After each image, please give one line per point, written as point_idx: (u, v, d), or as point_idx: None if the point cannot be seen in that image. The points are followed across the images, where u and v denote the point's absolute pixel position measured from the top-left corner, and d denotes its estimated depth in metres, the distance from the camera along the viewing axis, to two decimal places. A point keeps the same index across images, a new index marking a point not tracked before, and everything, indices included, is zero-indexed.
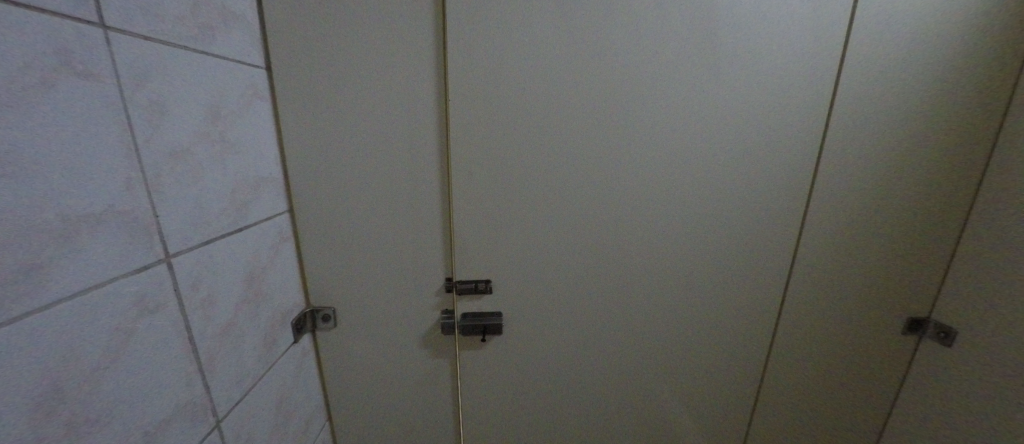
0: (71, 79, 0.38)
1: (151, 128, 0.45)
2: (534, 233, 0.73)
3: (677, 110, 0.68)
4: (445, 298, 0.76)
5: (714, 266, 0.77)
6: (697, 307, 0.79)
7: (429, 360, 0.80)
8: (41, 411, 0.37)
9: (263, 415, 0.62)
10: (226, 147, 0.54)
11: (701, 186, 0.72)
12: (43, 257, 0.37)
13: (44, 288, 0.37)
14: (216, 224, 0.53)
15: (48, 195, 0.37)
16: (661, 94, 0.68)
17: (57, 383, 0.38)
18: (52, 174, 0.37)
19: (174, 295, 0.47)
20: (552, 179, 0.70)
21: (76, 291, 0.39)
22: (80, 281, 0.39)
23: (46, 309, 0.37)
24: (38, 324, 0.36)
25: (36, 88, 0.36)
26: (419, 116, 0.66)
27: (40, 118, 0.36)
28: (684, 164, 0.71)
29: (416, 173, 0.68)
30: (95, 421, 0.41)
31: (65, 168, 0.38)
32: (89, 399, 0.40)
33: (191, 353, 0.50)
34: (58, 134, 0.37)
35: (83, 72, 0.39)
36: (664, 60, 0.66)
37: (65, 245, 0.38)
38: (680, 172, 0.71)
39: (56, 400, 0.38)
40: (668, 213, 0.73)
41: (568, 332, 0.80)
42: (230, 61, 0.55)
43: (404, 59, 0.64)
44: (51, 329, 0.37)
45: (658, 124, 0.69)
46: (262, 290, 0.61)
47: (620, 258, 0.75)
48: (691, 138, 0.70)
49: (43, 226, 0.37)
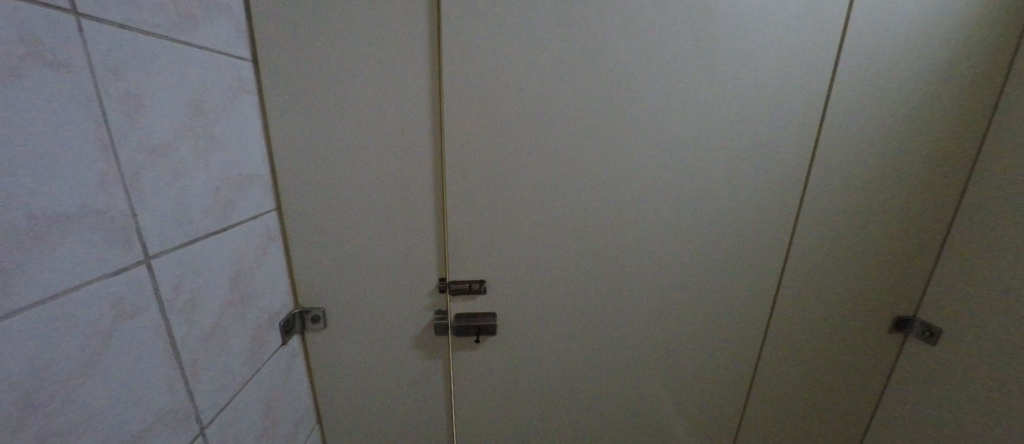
0: (38, 68, 0.36)
1: (129, 122, 0.42)
2: (529, 234, 0.72)
3: (675, 111, 0.68)
4: (438, 299, 0.74)
5: (709, 267, 0.77)
6: (691, 308, 0.80)
7: (422, 361, 0.78)
8: (11, 423, 0.35)
9: (250, 419, 0.60)
10: (210, 142, 0.52)
11: (696, 188, 0.72)
12: (12, 259, 0.34)
13: (12, 293, 0.34)
14: (200, 223, 0.50)
15: (14, 192, 0.34)
16: (659, 94, 0.67)
17: (27, 394, 0.35)
18: (20, 171, 0.35)
19: (155, 298, 0.45)
20: (547, 179, 0.69)
21: (48, 296, 0.36)
22: (50, 285, 0.36)
23: (16, 314, 0.34)
24: (6, 331, 0.34)
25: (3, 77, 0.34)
26: (412, 114, 0.64)
27: (6, 110, 0.34)
28: (681, 164, 0.71)
29: (409, 172, 0.67)
30: (70, 432, 0.38)
31: (31, 164, 0.35)
32: (64, 408, 0.38)
33: (174, 357, 0.47)
34: (26, 128, 0.35)
35: (53, 62, 0.37)
36: (661, 60, 0.65)
37: (36, 246, 0.36)
38: (676, 173, 0.71)
39: (27, 410, 0.35)
40: (664, 214, 0.73)
41: (562, 333, 0.79)
42: (213, 52, 0.52)
43: (397, 55, 0.62)
44: (20, 336, 0.35)
45: (655, 124, 0.68)
46: (248, 291, 0.59)
47: (617, 259, 0.75)
48: (687, 138, 0.69)
49: (10, 227, 0.34)
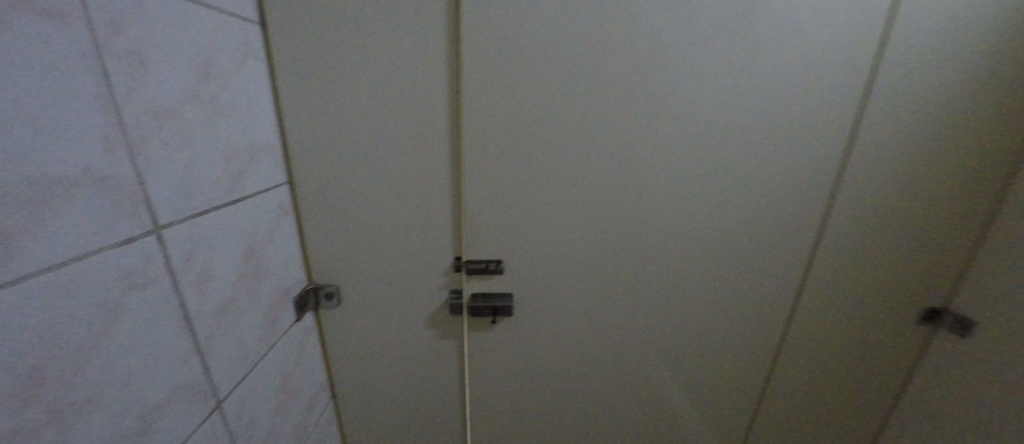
0: (33, 18, 0.30)
1: (133, 82, 0.37)
2: (545, 214, 0.69)
3: (711, 83, 0.63)
4: (453, 278, 0.72)
5: (734, 253, 0.74)
6: (711, 297, 0.77)
7: (435, 341, 0.77)
8: (20, 399, 0.31)
9: (266, 394, 0.60)
10: (219, 108, 0.48)
11: (726, 170, 0.68)
12: (12, 224, 0.30)
13: (11, 263, 0.30)
14: (210, 193, 0.47)
15: (10, 153, 0.30)
16: (695, 65, 0.62)
17: (33, 370, 0.32)
18: (17, 128, 0.30)
19: (166, 270, 0.42)
20: (567, 158, 0.66)
21: (49, 267, 0.32)
22: (54, 256, 0.32)
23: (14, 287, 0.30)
24: (11, 301, 0.30)
25: None
26: (427, 85, 0.61)
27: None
28: (712, 143, 0.66)
29: (424, 146, 0.63)
30: (83, 408, 0.35)
31: (27, 126, 0.30)
32: (75, 383, 0.35)
33: (188, 332, 0.45)
34: (23, 83, 0.30)
35: (50, 12, 0.31)
36: (698, 29, 0.60)
37: (36, 212, 0.31)
38: (708, 154, 0.67)
39: (36, 386, 0.32)
40: (692, 197, 0.69)
41: (578, 316, 0.77)
42: (218, 10, 0.48)
43: (411, 21, 0.58)
44: (25, 309, 0.31)
45: (688, 99, 0.64)
46: (260, 266, 0.58)
47: (638, 244, 0.72)
48: (723, 115, 0.65)
49: (9, 190, 0.29)
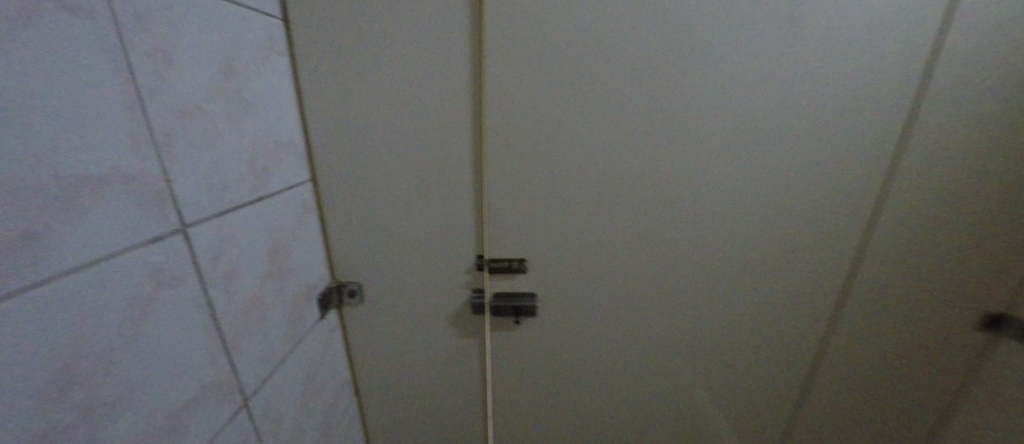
0: (56, 13, 0.30)
1: (158, 80, 0.37)
2: (571, 212, 0.66)
3: (752, 72, 0.58)
4: (475, 277, 0.71)
5: (774, 255, 0.69)
6: (748, 301, 0.72)
7: (458, 340, 0.76)
8: (52, 397, 0.31)
9: (291, 392, 0.60)
10: (243, 106, 0.48)
11: (767, 165, 0.63)
12: (41, 223, 0.30)
13: (41, 261, 0.30)
14: (235, 192, 0.47)
15: (38, 152, 0.29)
16: (734, 53, 0.58)
17: (65, 369, 0.32)
18: (45, 127, 0.30)
19: (193, 269, 0.42)
20: (594, 153, 0.63)
21: (79, 265, 0.32)
22: (82, 254, 0.32)
23: (44, 284, 0.30)
24: (40, 300, 0.30)
25: (15, 23, 0.28)
26: (449, 79, 0.59)
27: (26, 59, 0.29)
28: (752, 136, 0.61)
29: (446, 142, 0.62)
30: (114, 405, 0.35)
31: (57, 123, 0.30)
32: (106, 381, 0.35)
33: (215, 330, 0.46)
34: (48, 81, 0.30)
35: (73, 8, 0.31)
36: (737, 14, 0.56)
37: (64, 210, 0.31)
38: (747, 148, 0.62)
39: (68, 384, 0.32)
40: (729, 195, 0.65)
41: (605, 318, 0.74)
42: (241, 7, 0.48)
43: (432, 13, 0.56)
44: (55, 307, 0.31)
45: (726, 90, 0.59)
46: (285, 264, 0.58)
47: (669, 245, 0.68)
48: (765, 105, 0.60)
49: (37, 188, 0.29)
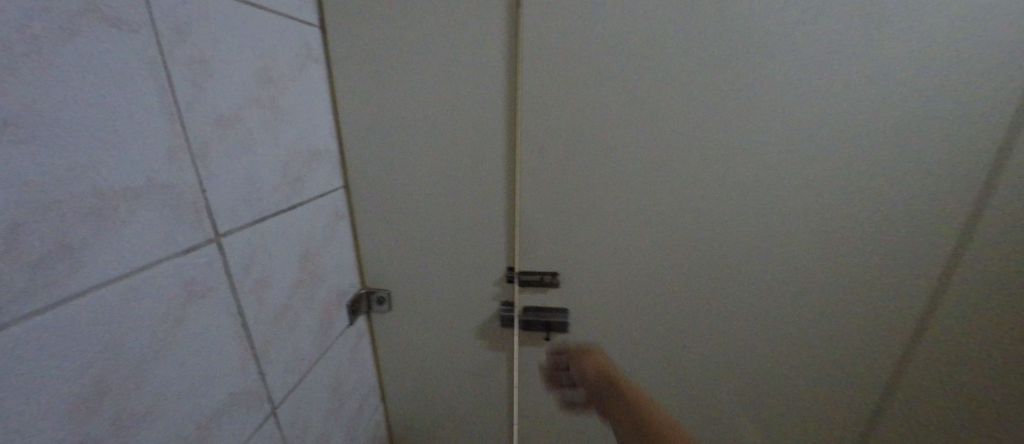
0: (97, 25, 0.30)
1: (196, 91, 0.37)
2: (608, 224, 0.62)
3: (818, 73, 0.53)
4: (505, 289, 0.68)
5: (835, 275, 0.62)
6: (804, 326, 0.65)
7: (485, 352, 0.74)
8: (82, 411, 0.31)
9: (318, 400, 0.60)
10: (278, 115, 0.48)
11: (832, 177, 0.57)
12: (77, 237, 0.29)
13: (77, 274, 0.29)
14: (269, 200, 0.47)
15: (78, 164, 0.29)
16: (798, 52, 0.52)
17: (96, 383, 0.31)
18: (85, 139, 0.29)
19: (226, 279, 0.42)
20: (635, 163, 0.59)
21: (114, 277, 0.32)
22: (117, 267, 0.32)
23: (79, 299, 0.30)
24: (75, 314, 0.29)
25: (58, 34, 0.27)
26: (484, 85, 0.57)
27: (68, 70, 0.28)
28: (816, 145, 0.55)
29: (478, 150, 0.60)
30: (144, 418, 0.35)
31: (95, 136, 0.30)
32: (136, 393, 0.34)
33: (247, 339, 0.45)
34: (89, 93, 0.29)
35: (114, 20, 0.30)
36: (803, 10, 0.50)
37: (100, 223, 0.31)
38: (810, 157, 0.56)
39: (99, 398, 0.31)
40: (786, 209, 0.59)
41: (641, 338, 0.70)
42: (279, 16, 0.47)
43: (469, 18, 0.54)
44: (90, 321, 0.30)
45: (787, 93, 0.54)
46: (317, 272, 0.57)
47: (714, 262, 0.63)
48: (832, 110, 0.54)
49: (74, 202, 0.29)
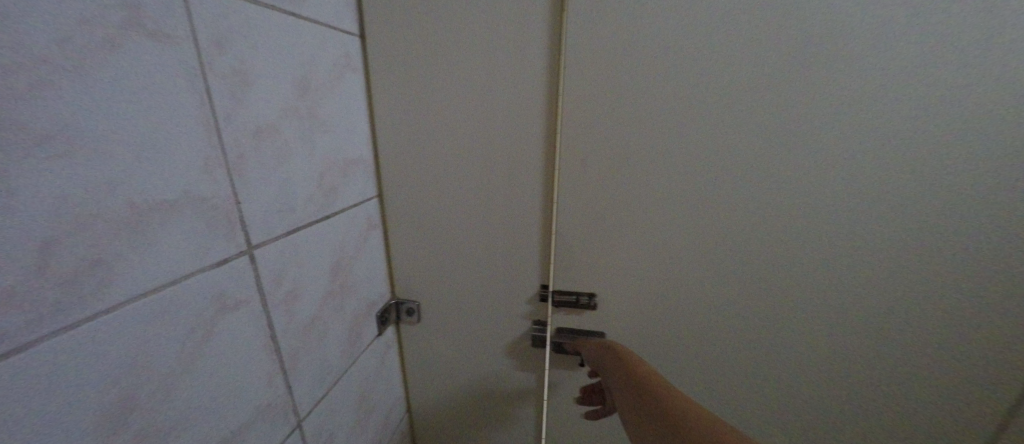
0: (138, 38, 0.29)
1: (234, 102, 0.37)
2: (653, 244, 0.58)
3: (913, 84, 0.45)
4: (538, 308, 0.65)
5: (921, 318, 0.53)
6: (877, 374, 0.57)
7: (515, 371, 0.71)
8: (108, 427, 0.30)
9: (344, 412, 0.59)
10: (315, 124, 0.47)
11: (921, 205, 0.49)
12: (110, 251, 0.29)
13: (109, 289, 0.29)
14: (303, 210, 0.46)
15: (113, 178, 0.28)
16: (887, 60, 0.45)
17: (122, 399, 0.30)
18: (121, 152, 0.29)
19: (256, 291, 0.41)
20: (685, 179, 0.54)
21: (146, 291, 0.31)
22: (148, 281, 0.31)
23: (110, 315, 0.29)
24: (103, 330, 0.29)
25: (99, 48, 0.27)
26: (523, 95, 0.54)
27: (108, 83, 0.28)
28: (904, 166, 0.48)
29: (515, 162, 0.57)
30: (170, 432, 0.34)
31: (131, 150, 0.29)
32: (162, 408, 0.33)
33: (275, 351, 0.45)
34: (126, 106, 0.29)
35: (154, 32, 0.30)
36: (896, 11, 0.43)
37: (135, 237, 0.30)
38: (890, 178, 0.49)
39: (125, 413, 0.31)
40: (862, 238, 0.51)
41: (685, 367, 0.64)
42: (319, 25, 0.47)
43: (509, 24, 0.51)
44: (119, 336, 0.30)
45: (869, 107, 0.47)
46: (347, 282, 0.57)
47: (772, 292, 0.57)
48: (927, 128, 0.46)
49: (109, 215, 0.28)
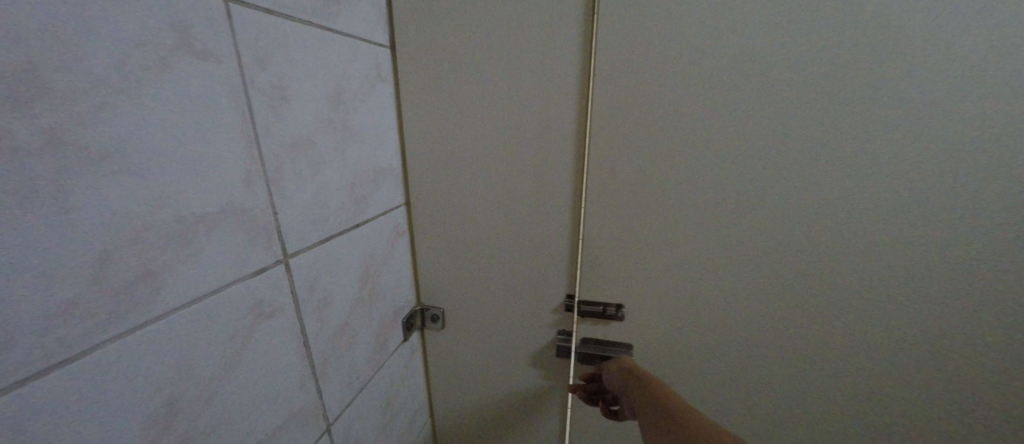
0: (188, 58, 0.31)
1: (274, 116, 0.38)
2: (684, 256, 0.56)
3: (973, 86, 0.42)
4: (563, 317, 0.64)
5: (979, 343, 0.49)
6: (930, 399, 0.53)
7: (538, 380, 0.70)
8: (155, 430, 0.31)
9: (371, 416, 0.60)
10: (348, 135, 0.48)
11: (984, 218, 0.45)
12: (159, 262, 0.30)
13: (157, 299, 0.30)
14: (335, 219, 0.48)
15: (163, 192, 0.30)
16: (943, 62, 0.42)
17: (168, 404, 0.32)
18: (170, 167, 0.30)
19: (291, 298, 0.42)
20: (718, 189, 0.52)
21: (191, 299, 0.32)
22: (193, 290, 0.32)
23: (158, 324, 0.30)
24: (151, 337, 0.30)
25: (154, 68, 0.28)
26: (552, 103, 0.53)
27: (161, 102, 0.29)
28: (961, 179, 0.44)
29: (542, 170, 0.57)
30: (209, 435, 0.35)
31: (178, 165, 0.31)
32: (203, 411, 0.34)
33: (307, 357, 0.46)
34: (175, 123, 0.30)
35: (202, 52, 0.31)
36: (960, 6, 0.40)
37: (182, 248, 0.31)
38: (950, 191, 0.45)
39: (170, 416, 0.32)
40: (917, 252, 0.48)
41: (716, 384, 0.62)
42: (353, 39, 0.48)
43: (539, 33, 0.51)
44: (165, 344, 0.31)
45: (924, 113, 0.44)
46: (375, 288, 0.58)
47: (812, 309, 0.54)
48: (994, 134, 0.43)
49: (159, 228, 0.30)
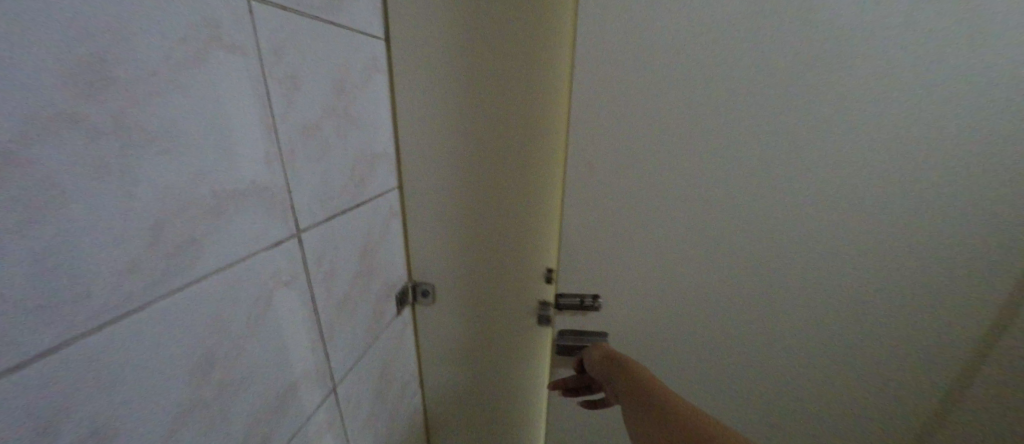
0: (218, 51, 0.34)
1: (286, 103, 0.42)
2: (653, 239, 0.60)
3: (895, 85, 0.48)
4: (544, 288, 0.71)
5: (898, 308, 0.57)
6: (859, 359, 0.61)
7: (522, 348, 0.77)
8: (198, 375, 0.36)
9: (369, 381, 0.65)
10: (348, 121, 0.52)
11: (902, 200, 0.52)
12: (197, 232, 0.34)
13: (195, 264, 0.34)
14: (337, 199, 0.52)
15: (200, 170, 0.34)
16: (873, 63, 0.47)
17: (206, 355, 0.36)
18: (205, 147, 0.34)
19: (303, 269, 0.47)
20: (683, 179, 0.56)
21: (223, 265, 0.37)
22: (224, 258, 0.37)
23: (193, 288, 0.34)
24: (192, 297, 0.34)
25: (191, 60, 0.32)
26: (535, 94, 0.59)
27: (196, 89, 0.33)
28: (886, 167, 0.51)
29: (526, 155, 0.62)
30: (239, 385, 0.40)
31: (209, 146, 0.34)
32: (234, 363, 0.39)
33: (316, 323, 0.51)
34: (207, 109, 0.34)
35: (229, 46, 0.35)
36: (894, 14, 0.45)
37: (215, 219, 0.36)
38: (876, 177, 0.51)
39: (209, 366, 0.36)
40: (852, 232, 0.55)
41: (680, 356, 0.67)
42: (354, 32, 0.52)
43: (524, 30, 0.57)
44: (203, 303, 0.35)
45: (856, 109, 0.49)
46: (373, 264, 0.62)
47: (764, 284, 0.59)
48: (914, 127, 0.49)
49: (198, 200, 0.34)
